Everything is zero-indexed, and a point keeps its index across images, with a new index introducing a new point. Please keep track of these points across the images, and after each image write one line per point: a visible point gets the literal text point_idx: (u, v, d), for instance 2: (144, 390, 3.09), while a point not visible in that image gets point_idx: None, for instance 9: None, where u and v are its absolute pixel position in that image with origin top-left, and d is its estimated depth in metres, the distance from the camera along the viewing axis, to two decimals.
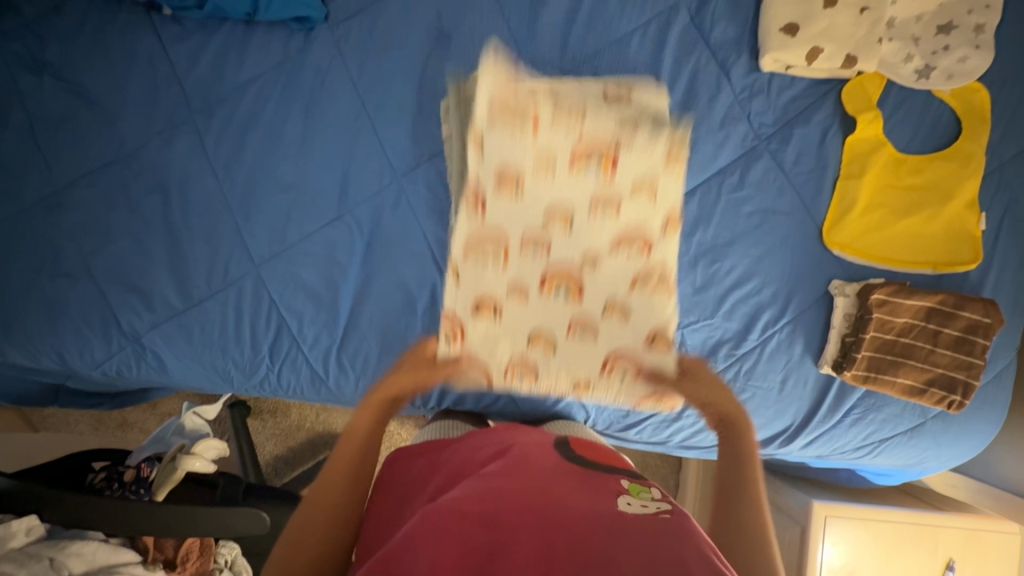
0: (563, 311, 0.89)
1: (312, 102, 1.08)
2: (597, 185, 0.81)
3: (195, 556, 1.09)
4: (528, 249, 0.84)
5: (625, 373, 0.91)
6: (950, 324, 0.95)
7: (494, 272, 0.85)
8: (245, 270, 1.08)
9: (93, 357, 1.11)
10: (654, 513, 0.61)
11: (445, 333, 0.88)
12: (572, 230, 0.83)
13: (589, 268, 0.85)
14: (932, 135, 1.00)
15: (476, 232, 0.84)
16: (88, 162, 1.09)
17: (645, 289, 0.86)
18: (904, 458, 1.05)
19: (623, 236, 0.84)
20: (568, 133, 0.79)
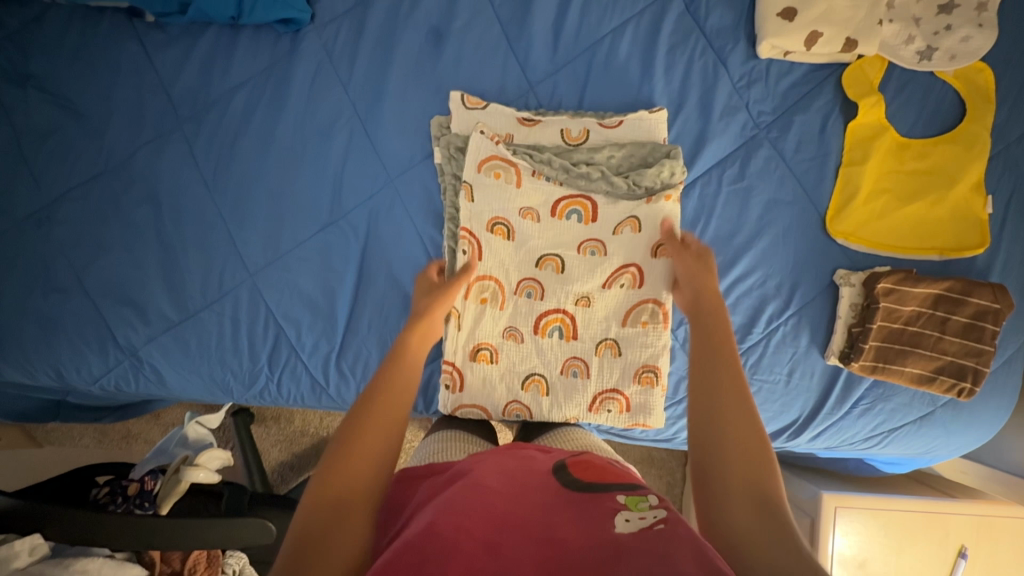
0: (546, 311, 1.03)
1: (301, 105, 1.06)
2: (583, 231, 1.02)
3: (203, 567, 1.08)
4: (522, 295, 1.03)
5: (612, 407, 1.03)
6: (959, 311, 0.93)
7: (492, 316, 1.02)
8: (239, 279, 1.06)
9: (90, 372, 1.09)
10: (649, 526, 0.59)
11: (445, 382, 1.01)
12: (564, 278, 1.02)
13: (583, 306, 1.03)
14: (936, 118, 0.98)
15: (476, 250, 1.01)
16: (76, 175, 1.07)
17: (635, 324, 1.03)
18: (914, 447, 1.04)
19: (612, 276, 1.02)
20: (545, 169, 1.01)
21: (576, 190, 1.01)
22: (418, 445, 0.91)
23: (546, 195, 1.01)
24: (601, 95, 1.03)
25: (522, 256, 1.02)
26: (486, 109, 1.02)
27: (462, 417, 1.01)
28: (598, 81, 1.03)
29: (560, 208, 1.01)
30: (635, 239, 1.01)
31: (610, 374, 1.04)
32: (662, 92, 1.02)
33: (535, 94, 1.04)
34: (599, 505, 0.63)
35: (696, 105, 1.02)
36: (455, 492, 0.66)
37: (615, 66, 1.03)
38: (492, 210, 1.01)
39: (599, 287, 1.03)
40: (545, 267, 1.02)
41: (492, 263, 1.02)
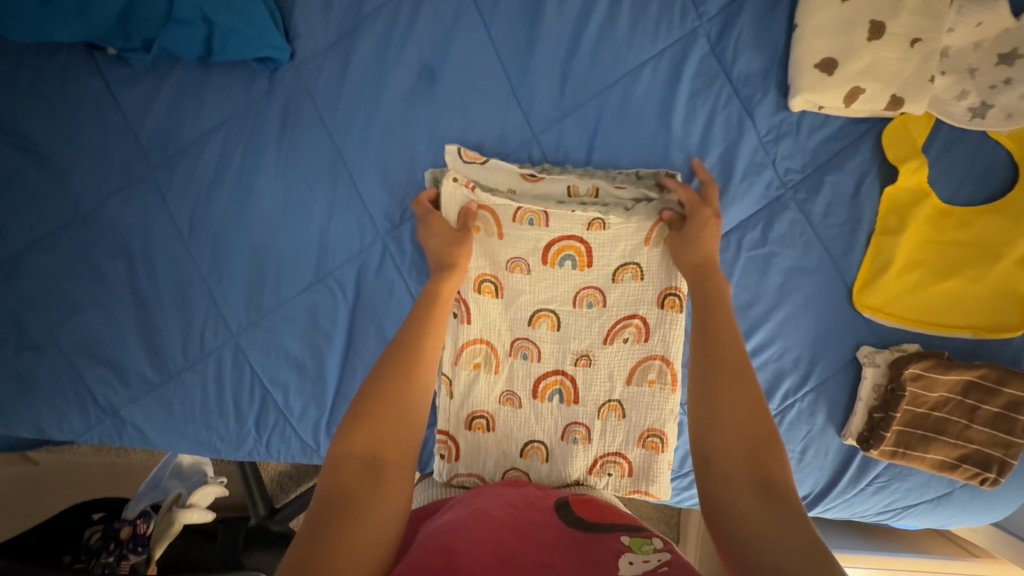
0: (544, 374, 0.93)
1: (283, 149, 0.96)
2: (578, 278, 0.92)
3: None
4: (516, 356, 0.93)
5: (613, 470, 0.94)
6: (990, 401, 0.87)
7: (487, 381, 0.93)
8: (221, 339, 1.00)
9: (71, 429, 1.05)
10: (652, 569, 0.56)
11: (440, 451, 0.93)
12: (559, 334, 0.93)
13: (583, 365, 0.93)
14: (984, 183, 0.88)
15: (465, 316, 0.92)
16: (42, 225, 0.99)
17: (641, 382, 0.93)
18: (926, 523, 1.00)
19: (615, 328, 0.93)
20: (532, 221, 0.90)
21: (569, 232, 0.90)
22: (416, 488, 0.96)
23: (533, 242, 0.90)
24: (613, 147, 0.93)
25: (519, 317, 0.93)
26: (485, 165, 0.92)
27: (460, 486, 0.93)
28: (610, 131, 0.93)
29: (551, 254, 0.91)
30: (636, 286, 0.92)
31: (613, 437, 0.94)
32: (681, 145, 0.92)
33: (540, 144, 0.94)
34: (604, 546, 0.62)
35: (717, 162, 0.92)
36: (464, 516, 0.68)
37: (629, 114, 0.92)
38: (479, 267, 0.91)
39: (600, 343, 0.93)
40: (538, 326, 0.93)
41: (485, 327, 0.93)
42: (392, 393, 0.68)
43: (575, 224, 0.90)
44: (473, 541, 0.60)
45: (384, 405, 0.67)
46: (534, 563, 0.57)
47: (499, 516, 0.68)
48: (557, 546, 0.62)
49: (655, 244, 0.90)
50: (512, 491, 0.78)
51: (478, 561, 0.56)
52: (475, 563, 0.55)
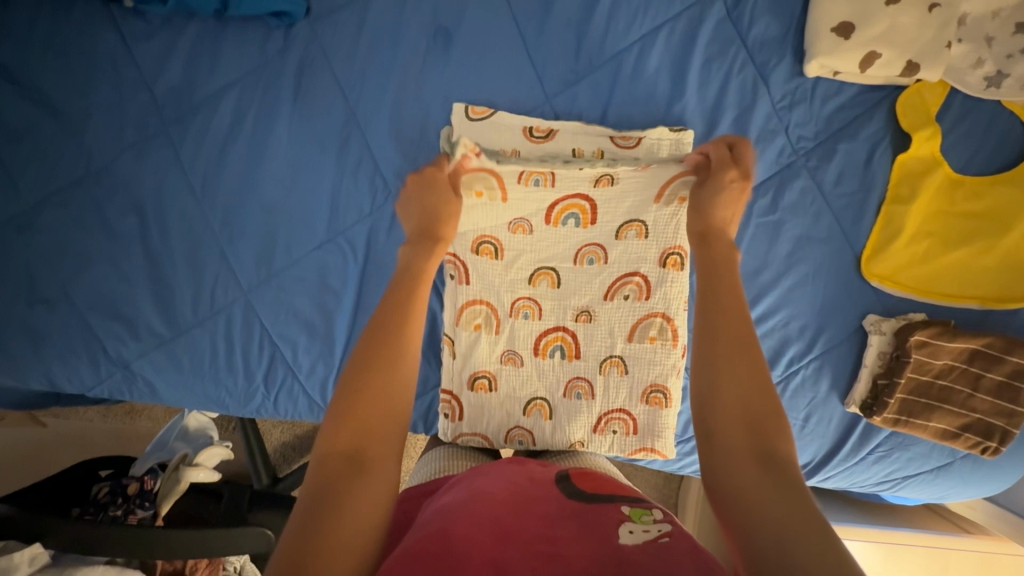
0: (546, 329, 0.94)
1: (296, 109, 0.97)
2: (581, 235, 0.93)
3: (204, 566, 1.18)
4: (518, 316, 0.94)
5: (618, 428, 0.95)
6: (995, 369, 0.87)
7: (488, 342, 0.94)
8: (232, 297, 1.01)
9: (82, 382, 1.06)
10: (653, 539, 0.57)
11: (444, 411, 0.94)
12: (557, 294, 0.94)
13: (583, 322, 0.94)
14: (997, 153, 0.88)
15: (462, 276, 0.93)
16: (57, 179, 0.99)
17: (642, 340, 0.94)
18: (925, 494, 1.01)
19: (616, 285, 0.94)
20: (535, 184, 0.90)
21: (575, 190, 0.91)
22: (418, 462, 0.88)
23: (537, 203, 0.92)
24: (626, 111, 0.93)
25: (514, 280, 0.94)
26: (494, 119, 0.93)
27: (465, 446, 0.93)
28: (624, 95, 0.93)
29: (555, 213, 0.92)
30: (638, 244, 0.92)
31: (616, 394, 0.95)
32: (694, 111, 0.92)
33: (552, 107, 0.94)
34: (604, 515, 0.62)
35: (729, 129, 0.92)
36: (462, 498, 0.68)
37: (643, 78, 0.92)
38: (477, 227, 0.92)
39: (601, 299, 0.94)
40: (537, 283, 0.94)
41: (483, 285, 0.94)
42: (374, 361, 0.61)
43: (581, 183, 0.90)
44: (471, 522, 0.60)
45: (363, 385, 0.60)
46: (536, 540, 0.58)
47: (497, 494, 0.67)
48: (558, 517, 0.63)
49: (666, 201, 0.89)
50: (507, 464, 0.79)
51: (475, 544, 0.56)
52: (473, 545, 0.56)
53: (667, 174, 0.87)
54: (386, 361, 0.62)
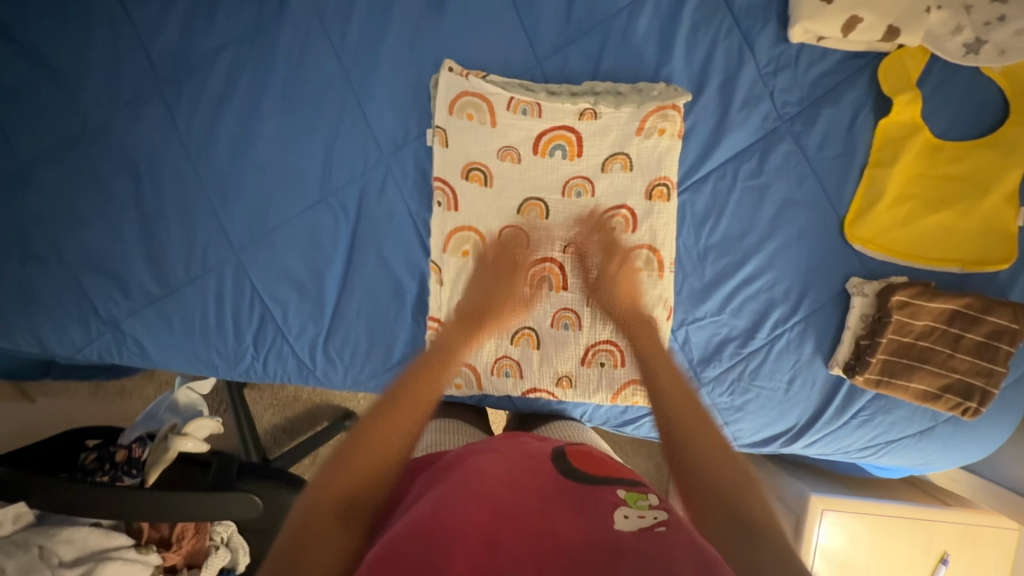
0: (532, 261, 0.99)
1: (290, 70, 0.97)
2: (568, 167, 0.97)
3: (190, 534, 1.18)
4: (505, 245, 0.99)
5: (605, 359, 1.01)
6: (974, 329, 0.89)
7: (476, 270, 0.99)
8: (224, 256, 1.01)
9: (71, 343, 1.05)
10: (650, 527, 0.57)
11: (432, 337, 1.00)
12: (546, 224, 0.98)
13: (571, 254, 0.98)
14: (975, 120, 0.91)
15: (452, 204, 0.98)
16: (50, 136, 0.98)
17: (628, 271, 0.97)
18: (909, 459, 1.03)
19: (603, 218, 0.97)
20: (523, 112, 0.96)
21: (560, 122, 0.96)
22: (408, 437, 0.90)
23: (525, 132, 0.97)
24: (615, 75, 0.95)
25: (507, 208, 0.98)
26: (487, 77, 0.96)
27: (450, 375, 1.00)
28: (613, 60, 0.95)
29: (542, 144, 0.97)
30: (625, 177, 0.96)
31: (602, 327, 1.00)
32: (682, 76, 0.94)
33: (543, 70, 0.96)
34: (600, 498, 0.63)
35: (716, 94, 0.94)
36: (450, 474, 0.67)
37: (633, 41, 0.94)
38: (466, 154, 0.97)
39: (589, 232, 0.98)
40: (527, 214, 0.98)
41: (472, 211, 0.99)
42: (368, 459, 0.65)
43: (566, 115, 0.95)
44: (464, 500, 0.60)
45: (356, 451, 0.65)
46: (530, 515, 0.59)
47: (493, 471, 0.68)
48: (551, 497, 0.63)
49: (647, 134, 0.95)
50: (501, 444, 0.78)
51: (468, 520, 0.56)
52: (467, 521, 0.56)
53: (644, 111, 0.93)
54: (377, 450, 0.66)
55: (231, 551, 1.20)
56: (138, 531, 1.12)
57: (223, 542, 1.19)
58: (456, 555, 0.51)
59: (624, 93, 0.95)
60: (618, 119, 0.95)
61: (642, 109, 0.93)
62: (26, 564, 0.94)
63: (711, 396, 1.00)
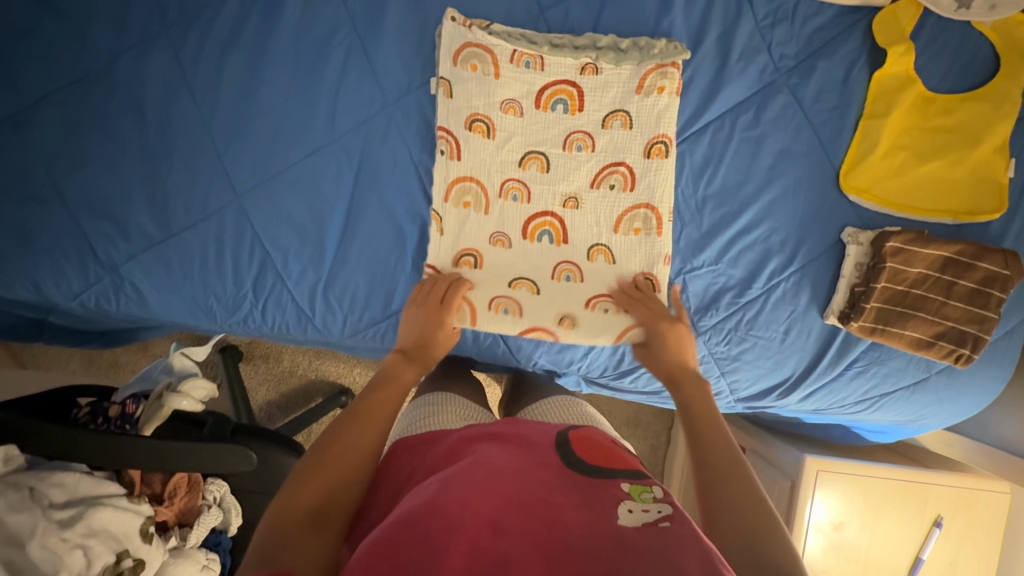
0: (533, 213, 1.01)
1: (297, 16, 0.98)
2: (567, 122, 0.99)
3: (183, 491, 1.01)
4: (507, 198, 1.00)
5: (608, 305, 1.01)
6: (966, 276, 0.93)
7: (477, 220, 1.00)
8: (225, 201, 1.01)
9: (68, 287, 1.05)
10: (653, 522, 0.59)
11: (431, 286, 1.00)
12: (545, 178, 1.00)
13: (571, 207, 1.00)
14: (967, 73, 0.94)
15: (455, 153, 0.98)
16: (55, 77, 0.99)
17: (627, 231, 1.00)
18: (903, 413, 1.05)
19: (603, 173, 1.00)
20: (527, 65, 0.97)
21: (562, 76, 0.98)
22: (407, 406, 0.94)
23: (527, 86, 0.99)
24: (616, 26, 0.97)
25: (509, 161, 1.00)
26: (490, 27, 0.97)
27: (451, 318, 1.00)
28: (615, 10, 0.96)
29: (545, 98, 0.99)
30: (624, 134, 0.98)
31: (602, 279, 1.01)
32: (682, 27, 0.96)
33: (546, 20, 0.97)
34: (604, 491, 0.64)
35: (714, 46, 0.95)
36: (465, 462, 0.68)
37: None
38: (469, 101, 0.98)
39: (588, 187, 1.00)
40: (528, 167, 1.00)
41: (475, 165, 0.99)
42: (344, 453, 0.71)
43: (567, 70, 0.97)
44: (477, 491, 0.61)
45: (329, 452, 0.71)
46: (537, 505, 0.60)
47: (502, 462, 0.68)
48: (558, 486, 0.64)
49: (647, 93, 0.97)
50: (508, 428, 0.79)
51: (475, 508, 0.58)
52: (478, 515, 0.57)
53: (643, 68, 0.95)
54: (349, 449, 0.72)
55: (223, 511, 1.06)
56: (130, 484, 0.97)
57: (217, 501, 1.05)
58: (462, 543, 0.53)
59: (625, 49, 0.96)
60: (618, 70, 0.97)
61: (641, 67, 0.95)
62: (16, 504, 0.81)
63: (706, 346, 1.00)
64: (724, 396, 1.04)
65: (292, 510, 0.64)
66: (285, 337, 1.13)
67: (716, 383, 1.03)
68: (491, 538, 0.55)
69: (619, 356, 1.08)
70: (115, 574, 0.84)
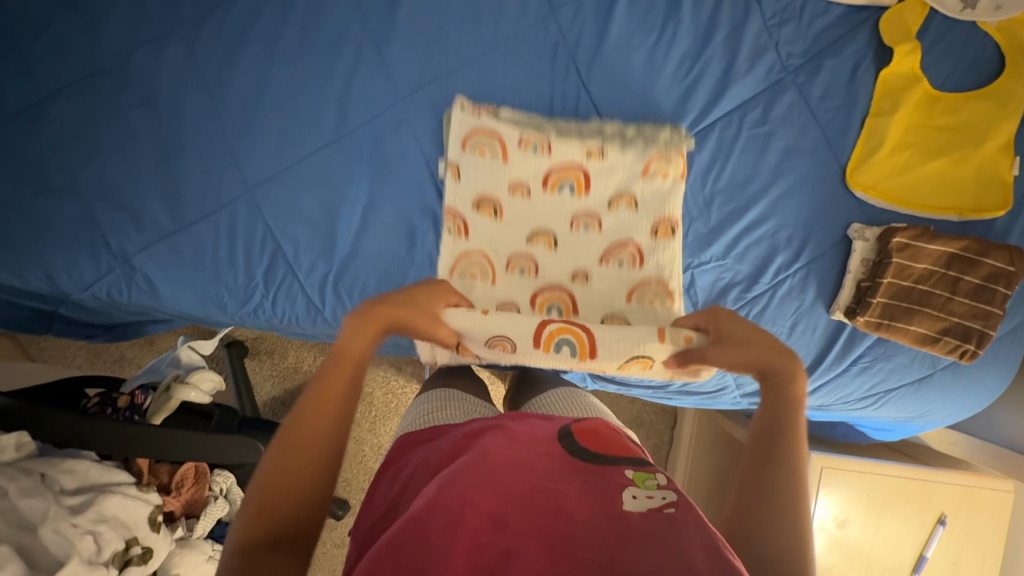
0: (541, 286, 1.00)
1: (311, 12, 1.00)
2: (575, 203, 1.00)
3: (190, 483, 0.99)
4: (514, 271, 1.00)
5: (624, 259, 0.99)
6: (971, 272, 0.94)
7: (484, 290, 0.98)
8: (238, 193, 1.03)
9: (81, 278, 1.06)
10: (657, 508, 0.60)
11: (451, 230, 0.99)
12: (553, 254, 1.00)
13: (580, 282, 0.99)
14: (972, 72, 0.95)
15: (462, 230, 0.99)
16: (72, 70, 1.00)
17: (640, 302, 0.98)
18: (908, 410, 1.06)
19: (611, 249, 1.00)
20: (535, 151, 0.99)
21: (568, 162, 0.99)
22: (413, 401, 0.95)
23: (534, 168, 1.00)
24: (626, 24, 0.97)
25: (518, 234, 1.01)
26: (498, 114, 0.99)
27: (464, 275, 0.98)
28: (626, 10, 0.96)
29: (552, 179, 1.00)
30: (629, 216, 1.00)
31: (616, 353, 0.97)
32: (691, 26, 0.96)
33: (555, 20, 0.97)
34: (608, 478, 0.64)
35: (722, 45, 0.96)
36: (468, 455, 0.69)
37: None
38: (479, 182, 1.00)
39: (597, 262, 1.00)
40: (535, 245, 1.01)
41: (486, 239, 1.00)
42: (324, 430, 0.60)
43: (577, 67, 0.98)
44: (479, 485, 0.62)
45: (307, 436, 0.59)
46: (540, 496, 0.61)
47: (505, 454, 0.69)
48: (561, 476, 0.65)
49: (651, 176, 0.98)
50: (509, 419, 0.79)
51: (478, 500, 0.59)
52: (480, 512, 0.57)
53: (647, 155, 0.97)
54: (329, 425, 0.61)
55: (230, 502, 1.04)
56: (138, 474, 0.96)
57: (223, 493, 1.03)
58: (464, 538, 0.54)
59: (629, 136, 0.98)
60: (627, 68, 0.98)
61: (646, 152, 0.97)
62: (29, 489, 0.80)
63: None
64: (729, 390, 1.13)
65: (247, 538, 0.53)
66: (294, 330, 1.14)
67: (722, 376, 1.11)
68: (493, 534, 0.56)
69: None
70: (122, 562, 0.83)
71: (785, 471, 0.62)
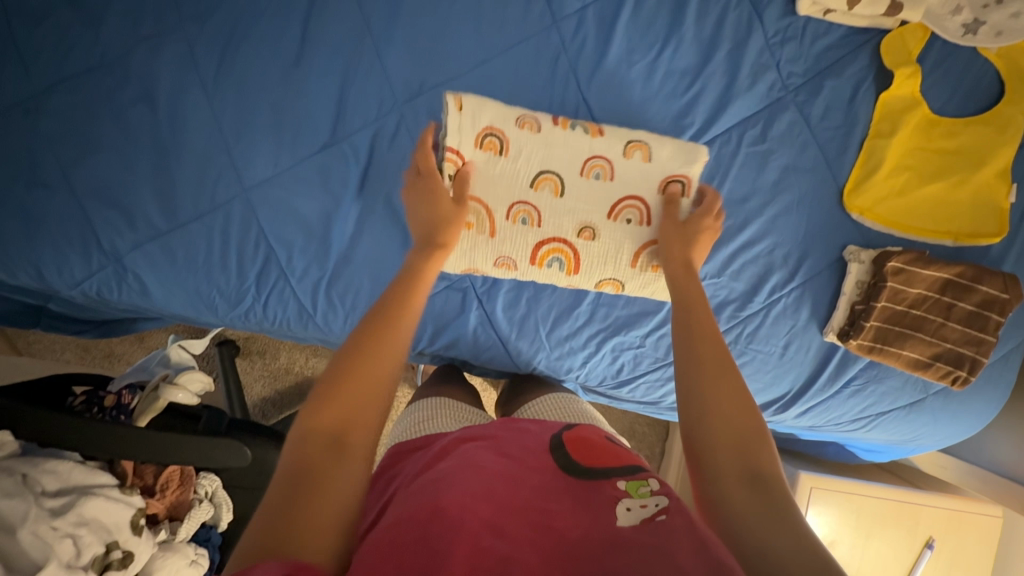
0: (541, 236, 0.98)
1: (312, 15, 0.99)
2: (586, 145, 0.95)
3: (175, 485, 0.96)
4: (515, 220, 0.97)
5: (633, 217, 0.98)
6: (965, 298, 0.94)
7: (483, 244, 0.97)
8: (233, 193, 1.02)
9: (71, 275, 1.05)
10: (650, 517, 0.57)
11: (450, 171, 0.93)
12: (555, 206, 0.97)
13: (585, 237, 0.98)
14: (972, 98, 0.95)
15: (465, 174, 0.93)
16: (68, 66, 0.99)
17: (646, 268, 0.99)
18: (899, 433, 1.06)
19: (621, 206, 0.98)
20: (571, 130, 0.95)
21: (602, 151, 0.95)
22: (405, 408, 0.95)
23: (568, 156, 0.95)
24: (628, 35, 0.96)
25: (519, 179, 0.96)
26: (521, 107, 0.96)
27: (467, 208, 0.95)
28: (629, 21, 0.95)
29: (587, 168, 0.96)
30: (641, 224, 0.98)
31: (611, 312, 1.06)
32: (693, 40, 0.95)
33: (558, 30, 0.97)
34: (599, 491, 0.62)
35: (724, 61, 0.96)
36: (451, 464, 0.68)
37: (647, 5, 0.95)
38: (488, 119, 0.92)
39: (605, 216, 0.98)
40: (539, 189, 0.97)
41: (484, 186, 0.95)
42: (350, 388, 0.66)
43: (578, 80, 0.98)
44: (469, 493, 0.60)
45: (332, 394, 0.65)
46: (530, 508, 0.59)
47: (491, 463, 0.67)
48: (552, 493, 0.62)
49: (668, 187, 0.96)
50: (500, 429, 0.78)
51: (476, 510, 0.58)
52: (474, 516, 0.56)
53: (670, 171, 0.95)
54: (358, 388, 0.66)
55: (214, 506, 1.00)
56: (122, 476, 0.91)
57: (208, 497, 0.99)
58: (464, 542, 0.52)
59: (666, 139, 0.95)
60: (628, 82, 0.97)
61: (677, 159, 0.94)
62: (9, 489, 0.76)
63: None
64: None
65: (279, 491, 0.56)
66: (285, 333, 1.13)
67: None
68: (492, 537, 0.54)
69: (618, 365, 1.09)
70: (102, 566, 0.80)
71: (731, 412, 0.66)
